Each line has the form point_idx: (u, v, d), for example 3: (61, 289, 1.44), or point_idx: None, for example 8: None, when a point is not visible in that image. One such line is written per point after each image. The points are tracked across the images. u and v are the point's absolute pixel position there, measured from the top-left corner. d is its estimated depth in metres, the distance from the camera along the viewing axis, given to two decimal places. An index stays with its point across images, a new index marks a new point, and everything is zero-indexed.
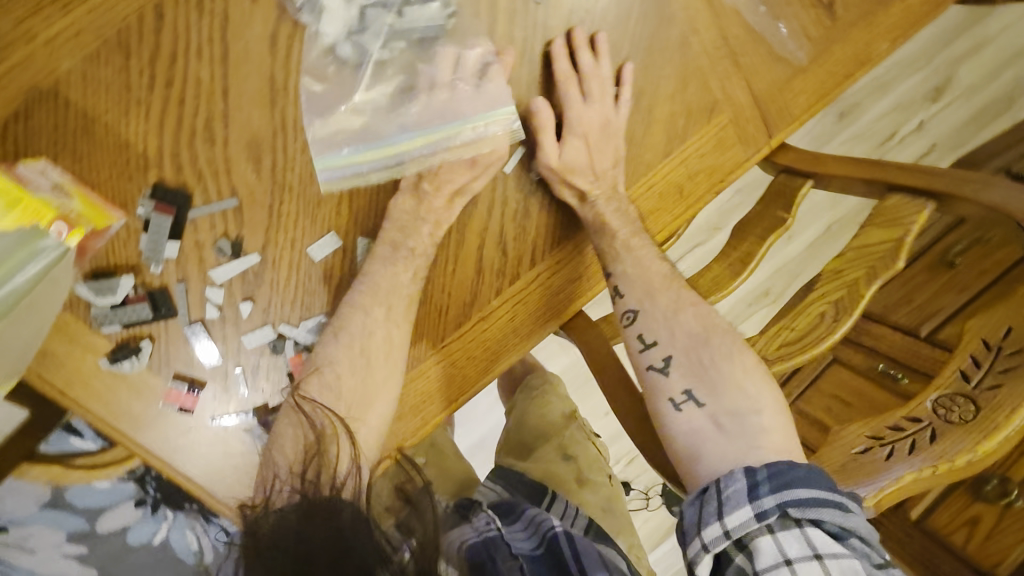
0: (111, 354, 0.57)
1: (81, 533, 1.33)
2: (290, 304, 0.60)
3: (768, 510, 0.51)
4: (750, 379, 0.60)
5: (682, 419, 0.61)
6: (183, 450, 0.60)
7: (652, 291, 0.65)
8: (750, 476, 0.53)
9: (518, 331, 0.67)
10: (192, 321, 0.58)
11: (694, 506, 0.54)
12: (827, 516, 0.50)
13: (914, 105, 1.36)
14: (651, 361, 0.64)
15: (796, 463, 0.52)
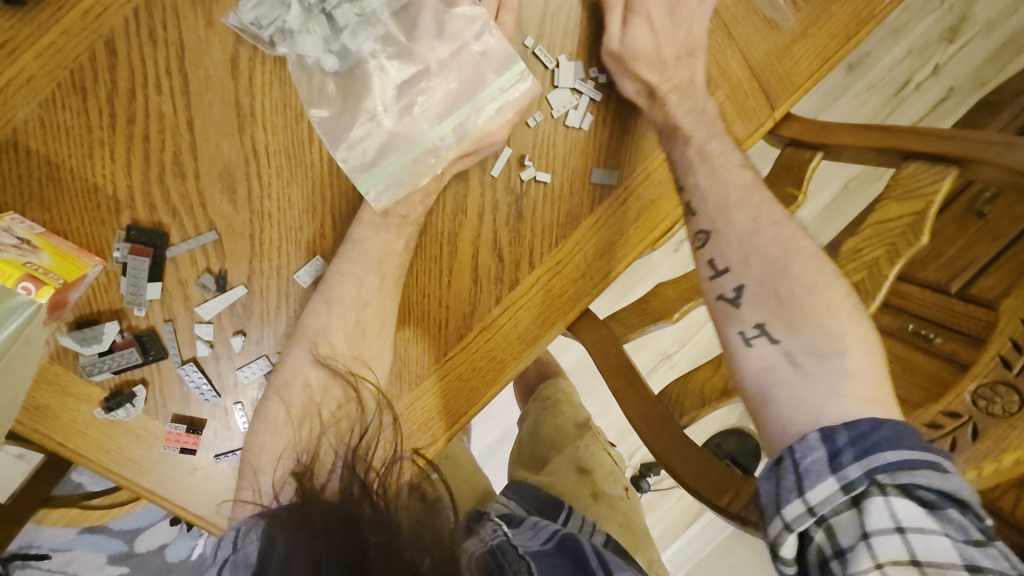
0: (105, 403, 0.55)
1: (121, 555, 1.36)
2: (283, 334, 0.58)
3: (855, 481, 0.45)
4: (838, 315, 0.53)
5: (753, 355, 0.55)
6: (192, 490, 0.59)
7: (728, 208, 0.59)
8: (829, 442, 0.47)
9: (524, 336, 0.64)
10: (184, 361, 0.56)
11: (768, 480, 0.49)
12: (922, 480, 0.44)
13: (928, 49, 1.28)
14: (722, 290, 0.57)
15: (882, 423, 0.46)
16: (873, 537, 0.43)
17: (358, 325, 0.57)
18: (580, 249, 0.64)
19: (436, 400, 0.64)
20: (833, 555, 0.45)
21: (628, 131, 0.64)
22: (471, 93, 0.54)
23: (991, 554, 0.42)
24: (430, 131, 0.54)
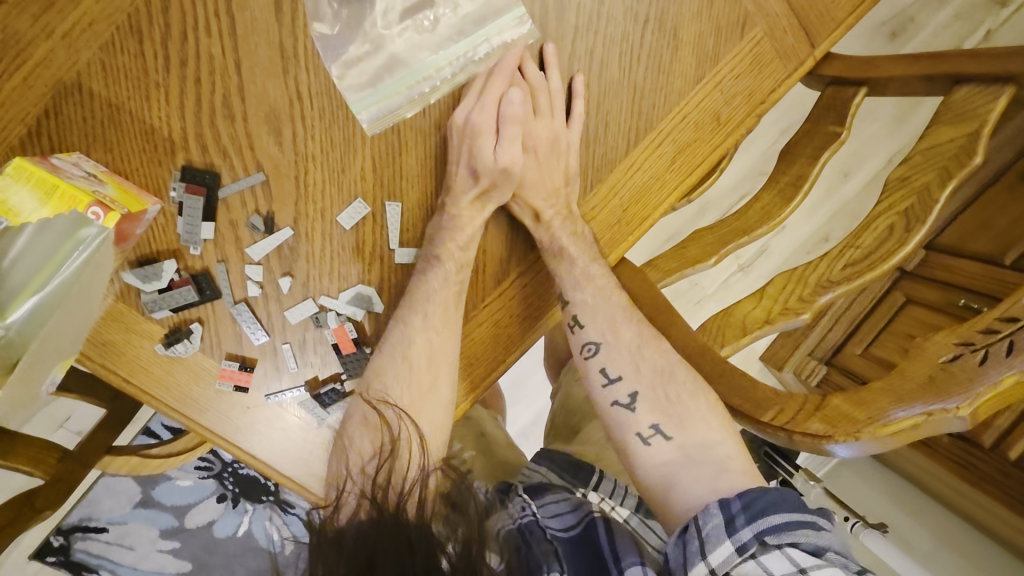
0: (165, 339, 0.58)
1: (172, 529, 1.42)
2: (328, 277, 0.61)
3: (746, 542, 0.51)
4: (714, 416, 0.60)
5: (651, 453, 0.61)
6: (245, 429, 0.62)
7: (615, 323, 0.65)
8: (725, 510, 0.53)
9: (522, 318, 0.65)
10: (236, 302, 0.59)
11: (677, 547, 0.55)
12: (803, 537, 0.50)
13: (977, 13, 1.23)
14: (617, 397, 0.64)
15: (768, 489, 0.54)
16: None
17: (404, 360, 0.62)
18: (618, 192, 0.66)
19: (475, 343, 0.65)
20: None
21: (664, 72, 0.63)
22: (477, 26, 0.58)
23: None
24: (430, 59, 0.57)
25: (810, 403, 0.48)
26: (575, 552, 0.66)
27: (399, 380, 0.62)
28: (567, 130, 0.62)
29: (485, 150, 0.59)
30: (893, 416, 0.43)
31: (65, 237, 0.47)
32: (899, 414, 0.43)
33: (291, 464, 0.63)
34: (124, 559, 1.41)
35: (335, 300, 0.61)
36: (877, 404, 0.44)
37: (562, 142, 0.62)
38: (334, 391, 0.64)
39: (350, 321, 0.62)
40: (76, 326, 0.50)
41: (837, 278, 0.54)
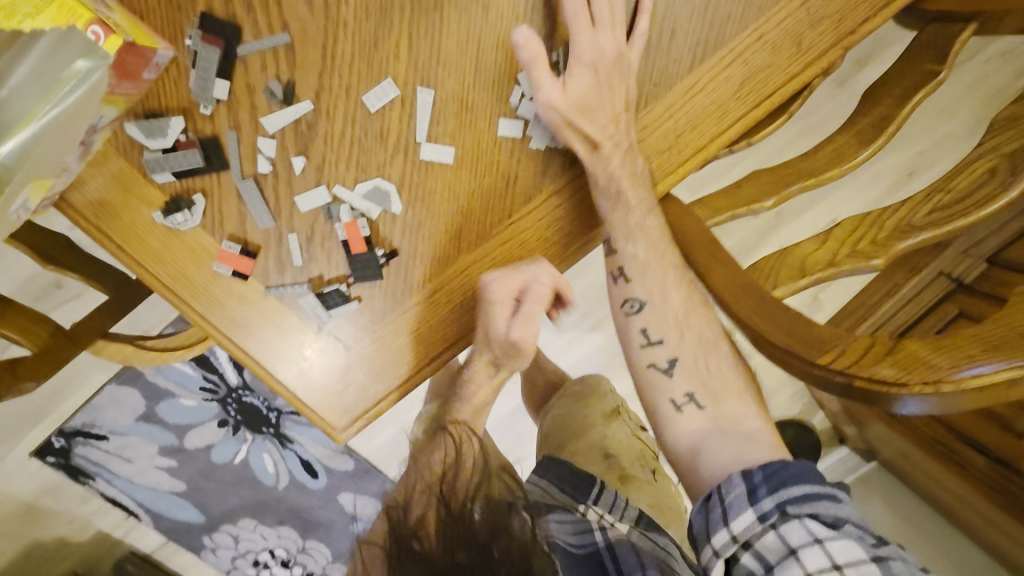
0: (165, 207, 0.54)
1: (171, 447, 1.41)
2: (345, 163, 0.56)
3: (768, 511, 0.53)
4: (748, 396, 0.62)
5: (682, 420, 0.61)
6: (240, 321, 0.59)
7: (665, 287, 0.62)
8: (748, 480, 0.55)
9: (562, 229, 0.61)
10: (244, 177, 0.55)
11: (700, 513, 0.57)
12: (822, 509, 0.52)
13: None
14: (654, 360, 0.62)
15: (789, 462, 0.55)
16: (800, 551, 0.51)
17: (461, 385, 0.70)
18: (673, 114, 0.59)
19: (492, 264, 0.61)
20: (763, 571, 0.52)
21: None
22: None
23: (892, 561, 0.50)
24: None
25: (880, 346, 0.41)
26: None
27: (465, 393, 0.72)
28: (630, 49, 0.56)
29: (497, 323, 0.60)
30: (959, 373, 0.37)
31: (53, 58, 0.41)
32: (968, 370, 0.37)
33: (285, 369, 0.60)
34: (122, 470, 1.42)
35: (350, 192, 0.57)
36: (969, 349, 0.37)
37: (624, 60, 0.56)
38: (338, 293, 0.59)
39: (364, 218, 0.57)
40: (59, 157, 0.46)
41: (920, 224, 0.47)
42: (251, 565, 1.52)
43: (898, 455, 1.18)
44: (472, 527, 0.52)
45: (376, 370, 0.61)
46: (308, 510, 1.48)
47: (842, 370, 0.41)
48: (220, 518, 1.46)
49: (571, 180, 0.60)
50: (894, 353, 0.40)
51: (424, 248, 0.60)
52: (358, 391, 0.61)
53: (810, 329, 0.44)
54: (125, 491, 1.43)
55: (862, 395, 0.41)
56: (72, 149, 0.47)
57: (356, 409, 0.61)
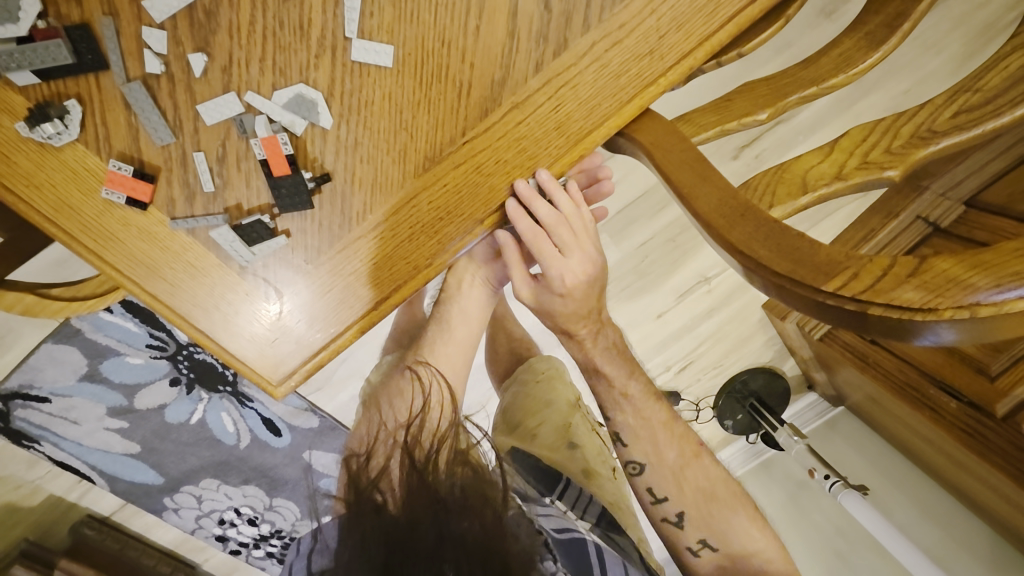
0: (30, 117, 0.44)
1: (121, 408, 1.32)
2: (258, 64, 0.47)
3: None
4: (756, 526, 0.68)
5: (700, 563, 0.68)
6: (144, 262, 0.49)
7: (658, 446, 0.69)
8: None
9: (527, 150, 0.51)
10: (129, 80, 0.45)
11: None
12: None
13: None
14: (665, 514, 0.69)
15: None
16: None
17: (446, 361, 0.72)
18: (655, 9, 0.50)
19: (445, 193, 0.52)
20: None
21: None
22: None
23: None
24: None
25: (899, 267, 0.36)
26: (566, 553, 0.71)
27: (436, 351, 0.73)
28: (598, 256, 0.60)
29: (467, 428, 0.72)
30: (986, 298, 0.32)
31: None
32: (1000, 295, 0.32)
33: (204, 318, 0.51)
34: (68, 432, 1.31)
35: (266, 102, 0.47)
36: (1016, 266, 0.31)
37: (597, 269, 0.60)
38: (260, 225, 0.50)
39: (285, 132, 0.48)
40: None
41: (942, 128, 0.41)
42: (216, 525, 1.46)
43: (865, 399, 1.14)
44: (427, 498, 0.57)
45: (315, 317, 0.52)
46: (274, 468, 1.42)
47: (851, 299, 0.37)
48: (180, 478, 1.40)
49: (536, 90, 0.51)
50: (920, 277, 0.35)
51: (362, 170, 0.51)
52: (288, 340, 0.52)
53: (808, 250, 0.39)
54: (74, 454, 1.33)
55: (879, 325, 0.37)
56: None
57: (290, 361, 0.53)
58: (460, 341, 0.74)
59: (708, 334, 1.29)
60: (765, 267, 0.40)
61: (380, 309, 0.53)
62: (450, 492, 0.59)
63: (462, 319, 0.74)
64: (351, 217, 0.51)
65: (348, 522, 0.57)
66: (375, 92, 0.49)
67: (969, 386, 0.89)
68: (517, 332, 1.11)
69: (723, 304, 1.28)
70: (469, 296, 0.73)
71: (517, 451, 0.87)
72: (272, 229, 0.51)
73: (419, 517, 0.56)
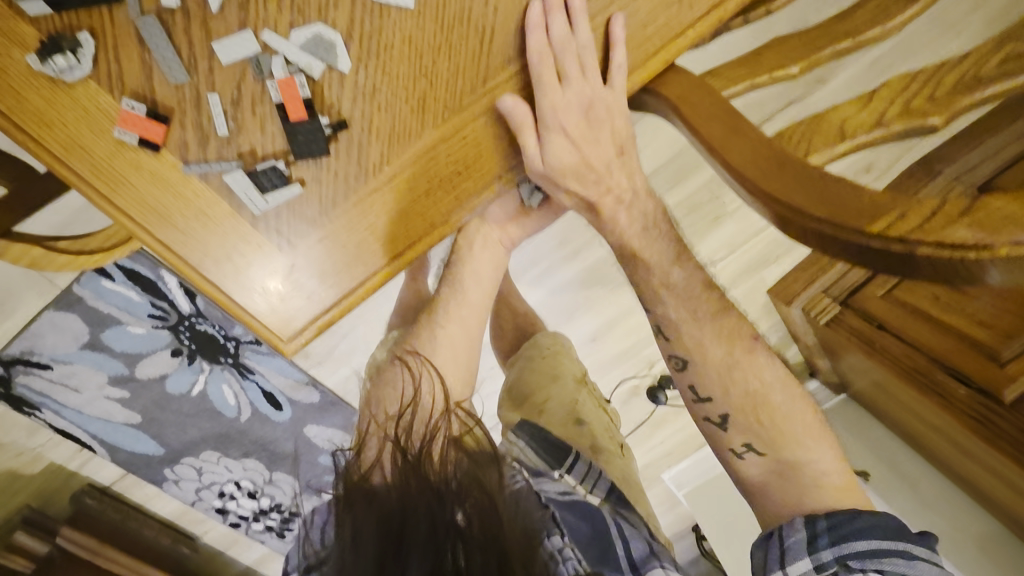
0: (41, 50, 0.43)
1: (121, 377, 1.31)
2: (277, 4, 0.46)
3: (827, 563, 0.49)
4: None
5: None
6: (156, 207, 0.48)
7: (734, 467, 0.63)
8: (809, 527, 0.50)
9: None
10: (143, 15, 0.44)
11: (759, 549, 0.53)
12: (891, 566, 0.47)
13: None
14: None
15: (858, 513, 0.50)
16: None
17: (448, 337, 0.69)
18: None
19: (464, 147, 0.51)
20: None
21: None
22: None
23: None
24: None
25: (949, 208, 0.35)
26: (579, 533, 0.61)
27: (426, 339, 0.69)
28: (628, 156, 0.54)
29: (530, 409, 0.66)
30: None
31: None
32: None
33: (216, 268, 0.50)
34: (69, 401, 1.30)
35: (283, 42, 0.46)
36: None
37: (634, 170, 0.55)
38: (275, 172, 0.49)
39: (302, 75, 0.47)
40: None
41: (988, 77, 0.41)
42: (217, 497, 1.47)
43: (870, 386, 1.13)
44: (426, 487, 0.52)
45: (328, 271, 0.52)
46: (274, 442, 1.42)
47: (899, 240, 0.36)
48: (180, 450, 1.39)
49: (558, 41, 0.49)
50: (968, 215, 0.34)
51: (380, 119, 0.49)
52: (303, 293, 0.52)
53: (849, 194, 0.39)
54: (75, 423, 1.33)
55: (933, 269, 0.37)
56: None
57: (304, 315, 0.52)
58: (456, 325, 0.70)
59: None
60: (800, 212, 0.40)
61: (392, 269, 0.53)
62: (443, 486, 0.52)
63: (475, 282, 0.72)
64: (367, 167, 0.50)
65: (346, 509, 0.53)
66: (397, 35, 0.48)
67: (976, 370, 0.90)
68: (522, 308, 1.11)
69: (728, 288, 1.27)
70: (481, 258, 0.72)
71: (524, 424, 0.81)
72: (294, 177, 0.50)
73: (412, 508, 0.50)
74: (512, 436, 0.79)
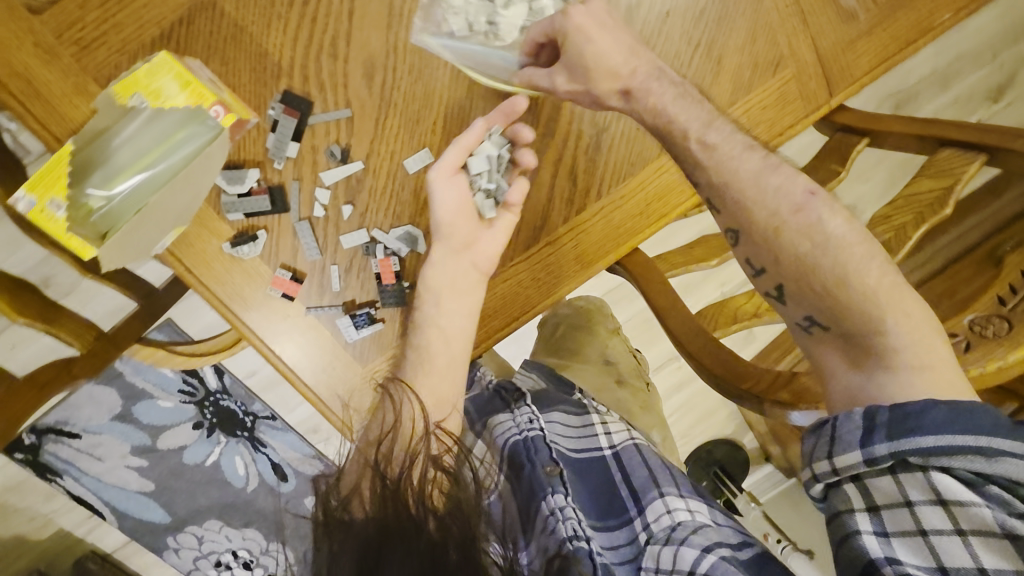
0: (232, 240, 0.65)
1: (144, 447, 1.44)
2: (384, 213, 0.68)
3: (879, 456, 0.52)
4: None
5: None
6: (281, 337, 0.69)
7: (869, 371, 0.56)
8: (869, 419, 0.54)
9: (553, 274, 0.74)
10: (300, 219, 0.67)
11: (812, 438, 0.58)
12: (959, 464, 0.50)
13: (974, 100, 1.69)
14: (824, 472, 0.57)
15: (936, 405, 0.51)
16: (918, 505, 0.51)
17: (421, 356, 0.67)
18: (645, 187, 0.74)
19: (494, 297, 0.74)
20: (868, 507, 0.53)
21: (704, 90, 0.72)
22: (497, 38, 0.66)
23: None
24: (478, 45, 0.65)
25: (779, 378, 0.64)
26: (582, 478, 0.72)
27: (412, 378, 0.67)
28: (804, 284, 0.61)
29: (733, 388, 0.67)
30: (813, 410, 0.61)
31: (191, 120, 0.58)
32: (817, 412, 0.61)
33: (313, 379, 0.69)
34: (91, 469, 1.43)
35: (385, 235, 0.69)
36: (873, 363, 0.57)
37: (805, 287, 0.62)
38: (368, 315, 0.69)
39: (396, 256, 0.69)
40: (184, 203, 0.59)
41: None
42: (212, 566, 1.55)
43: None
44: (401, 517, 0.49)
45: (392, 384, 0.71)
46: (275, 512, 1.52)
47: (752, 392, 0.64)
48: (185, 518, 1.49)
49: (560, 235, 0.74)
50: (792, 388, 0.63)
51: None
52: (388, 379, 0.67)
53: (734, 361, 0.67)
54: (92, 490, 1.44)
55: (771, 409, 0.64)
56: (196, 199, 0.60)
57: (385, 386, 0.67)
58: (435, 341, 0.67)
59: (678, 406, 1.51)
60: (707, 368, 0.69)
61: None
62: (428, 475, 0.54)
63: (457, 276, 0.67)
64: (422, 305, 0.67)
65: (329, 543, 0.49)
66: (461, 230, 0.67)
67: None
68: None
69: (692, 379, 1.51)
70: (461, 271, 0.67)
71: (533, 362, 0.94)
72: (374, 314, 0.70)
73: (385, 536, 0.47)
74: (526, 371, 0.91)
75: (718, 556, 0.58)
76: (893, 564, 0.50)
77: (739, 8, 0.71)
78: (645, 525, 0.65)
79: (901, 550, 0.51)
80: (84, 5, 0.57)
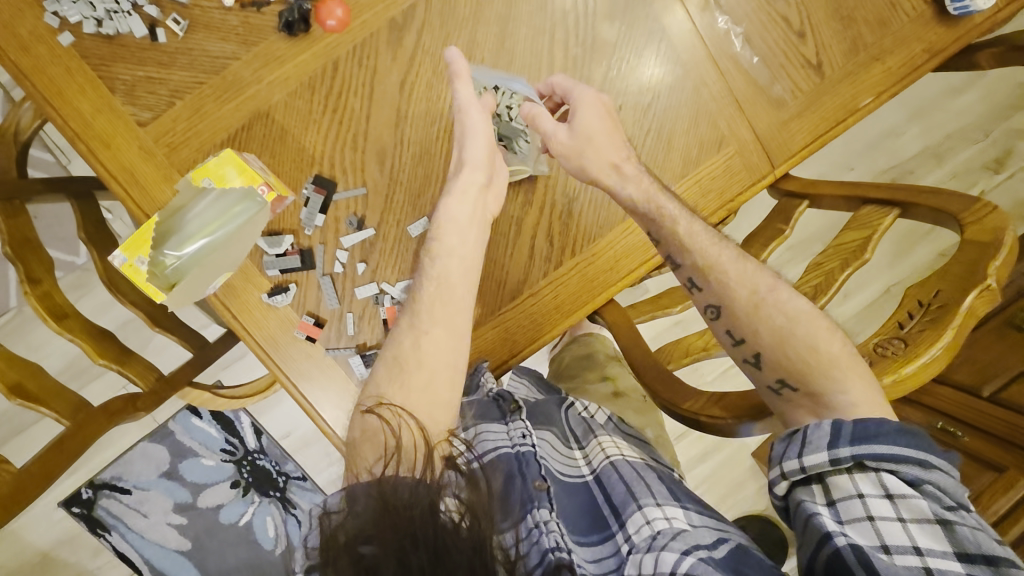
0: (269, 291, 0.81)
1: (185, 505, 1.55)
2: (392, 269, 0.83)
3: (843, 457, 0.62)
4: None
5: None
6: (303, 373, 0.82)
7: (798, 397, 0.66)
8: (835, 426, 0.64)
9: (536, 320, 0.86)
10: (323, 274, 0.82)
11: (782, 443, 0.67)
12: (904, 468, 0.61)
13: (973, 171, 1.77)
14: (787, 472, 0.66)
15: (886, 422, 0.62)
16: (868, 498, 0.61)
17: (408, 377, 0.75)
18: (612, 245, 0.87)
19: (487, 340, 0.86)
20: (827, 501, 0.63)
21: (658, 165, 0.86)
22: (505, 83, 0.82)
23: (959, 515, 0.60)
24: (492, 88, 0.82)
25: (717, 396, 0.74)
26: (570, 494, 0.79)
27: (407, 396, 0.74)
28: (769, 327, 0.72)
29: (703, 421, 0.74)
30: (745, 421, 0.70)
31: (243, 198, 0.76)
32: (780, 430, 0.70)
33: (328, 410, 0.82)
34: (135, 525, 1.54)
35: (391, 287, 0.83)
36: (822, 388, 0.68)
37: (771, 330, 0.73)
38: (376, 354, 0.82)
39: (399, 304, 0.83)
40: (232, 258, 0.77)
41: None
42: None
43: None
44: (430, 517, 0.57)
45: None
46: None
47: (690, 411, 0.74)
48: None
49: (539, 284, 0.86)
50: (731, 406, 0.72)
51: None
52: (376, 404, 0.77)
53: (677, 386, 0.77)
54: (134, 546, 1.54)
55: (708, 426, 0.73)
56: (241, 254, 0.78)
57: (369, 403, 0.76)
58: (432, 367, 0.75)
59: (705, 477, 1.53)
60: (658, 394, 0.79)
61: None
62: (443, 486, 0.62)
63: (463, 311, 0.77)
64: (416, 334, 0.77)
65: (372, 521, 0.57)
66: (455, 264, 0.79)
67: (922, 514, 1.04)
68: None
69: (714, 449, 1.54)
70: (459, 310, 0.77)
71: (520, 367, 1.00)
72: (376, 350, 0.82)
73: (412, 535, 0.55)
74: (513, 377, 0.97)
75: (697, 557, 0.64)
76: (844, 538, 0.60)
77: (683, 99, 0.86)
78: (627, 537, 0.71)
79: (853, 531, 0.61)
80: (176, 119, 0.78)
